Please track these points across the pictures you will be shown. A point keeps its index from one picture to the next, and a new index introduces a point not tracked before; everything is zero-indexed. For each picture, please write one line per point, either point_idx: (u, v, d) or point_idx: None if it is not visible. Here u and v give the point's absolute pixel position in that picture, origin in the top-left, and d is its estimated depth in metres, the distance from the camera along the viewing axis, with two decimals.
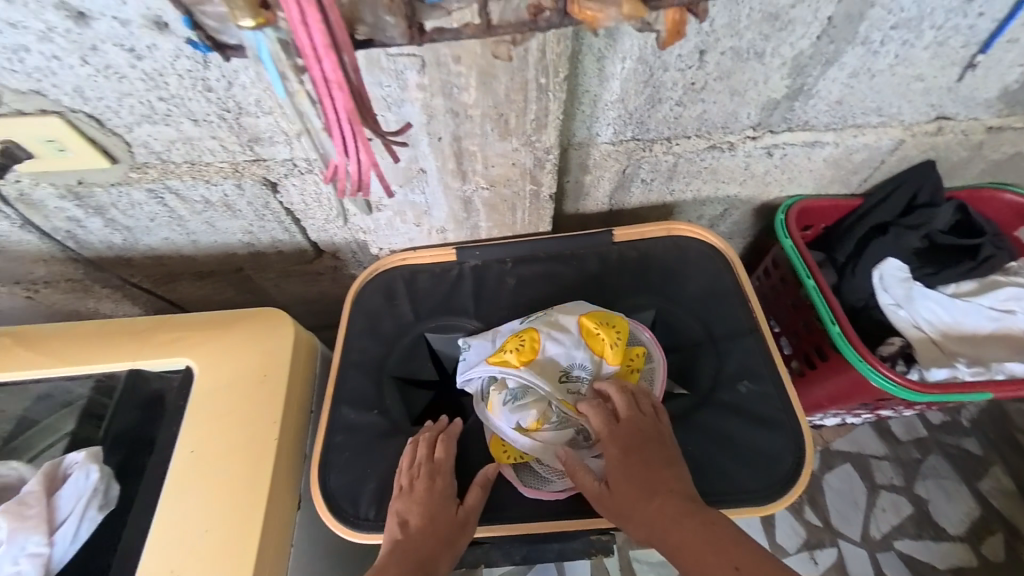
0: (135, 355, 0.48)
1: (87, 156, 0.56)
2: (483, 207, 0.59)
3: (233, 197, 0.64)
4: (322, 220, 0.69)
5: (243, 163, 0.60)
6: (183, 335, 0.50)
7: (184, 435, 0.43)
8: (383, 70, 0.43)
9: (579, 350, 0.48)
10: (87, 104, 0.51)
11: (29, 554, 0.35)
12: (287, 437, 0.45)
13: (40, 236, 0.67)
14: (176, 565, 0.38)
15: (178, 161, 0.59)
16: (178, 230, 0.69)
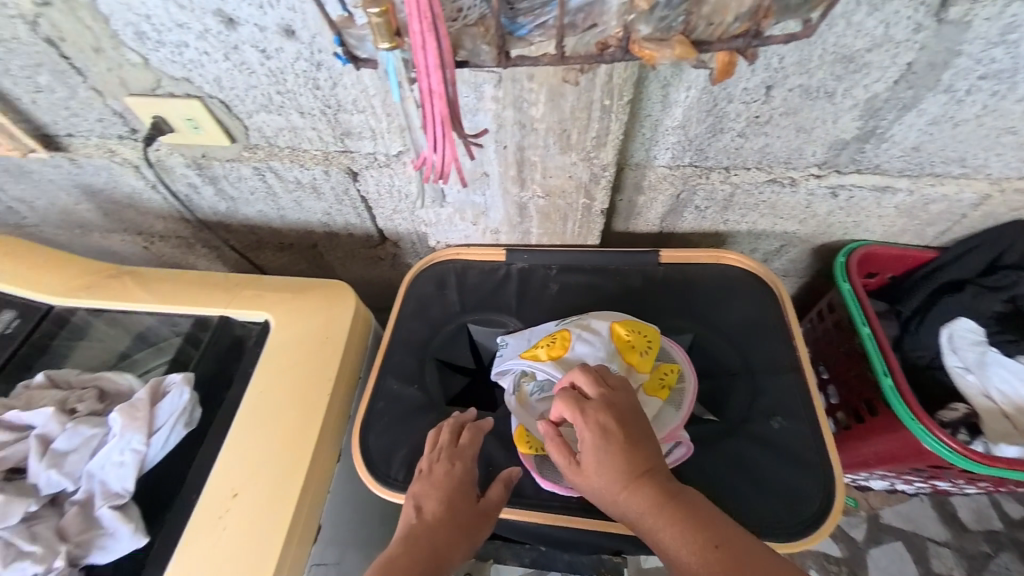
0: (227, 304, 0.57)
1: (212, 134, 0.66)
2: (537, 214, 0.63)
3: (321, 182, 0.72)
4: (391, 210, 0.76)
5: (333, 153, 0.68)
6: (266, 294, 0.58)
7: (257, 377, 0.50)
8: (465, 82, 0.49)
9: (608, 354, 0.48)
10: (222, 92, 0.61)
11: (133, 448, 0.41)
12: (339, 393, 0.51)
13: (165, 197, 0.80)
14: (236, 485, 0.43)
15: (282, 146, 0.68)
16: (271, 204, 0.79)
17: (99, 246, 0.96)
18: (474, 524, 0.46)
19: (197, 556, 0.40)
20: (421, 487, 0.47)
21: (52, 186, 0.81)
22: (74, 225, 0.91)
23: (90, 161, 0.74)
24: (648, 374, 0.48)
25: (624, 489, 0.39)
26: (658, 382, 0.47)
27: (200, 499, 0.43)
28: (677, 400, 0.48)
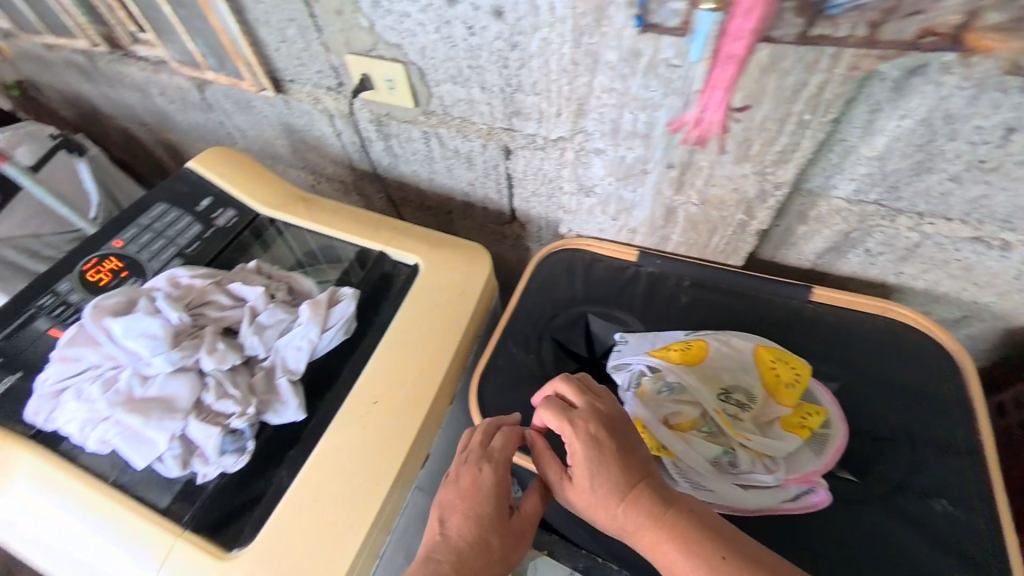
0: (387, 242, 0.65)
1: (403, 96, 0.75)
2: (684, 221, 0.62)
3: (476, 154, 0.78)
4: (530, 192, 0.80)
5: (496, 129, 0.73)
6: (419, 241, 0.65)
7: (405, 309, 0.58)
8: (658, 76, 0.49)
9: (750, 373, 0.47)
10: (421, 60, 0.69)
11: (312, 337, 0.49)
12: (464, 342, 0.56)
13: (344, 144, 0.93)
14: (375, 394, 0.49)
15: (453, 116, 0.75)
16: (426, 167, 0.88)
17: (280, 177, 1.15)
18: (517, 534, 0.45)
19: (338, 443, 0.46)
20: (450, 492, 0.45)
21: (264, 120, 0.99)
22: (268, 156, 1.10)
23: (300, 105, 0.89)
24: (792, 404, 0.46)
25: (624, 500, 0.41)
26: (802, 417, 0.45)
27: (347, 396, 0.49)
28: (820, 445, 0.45)
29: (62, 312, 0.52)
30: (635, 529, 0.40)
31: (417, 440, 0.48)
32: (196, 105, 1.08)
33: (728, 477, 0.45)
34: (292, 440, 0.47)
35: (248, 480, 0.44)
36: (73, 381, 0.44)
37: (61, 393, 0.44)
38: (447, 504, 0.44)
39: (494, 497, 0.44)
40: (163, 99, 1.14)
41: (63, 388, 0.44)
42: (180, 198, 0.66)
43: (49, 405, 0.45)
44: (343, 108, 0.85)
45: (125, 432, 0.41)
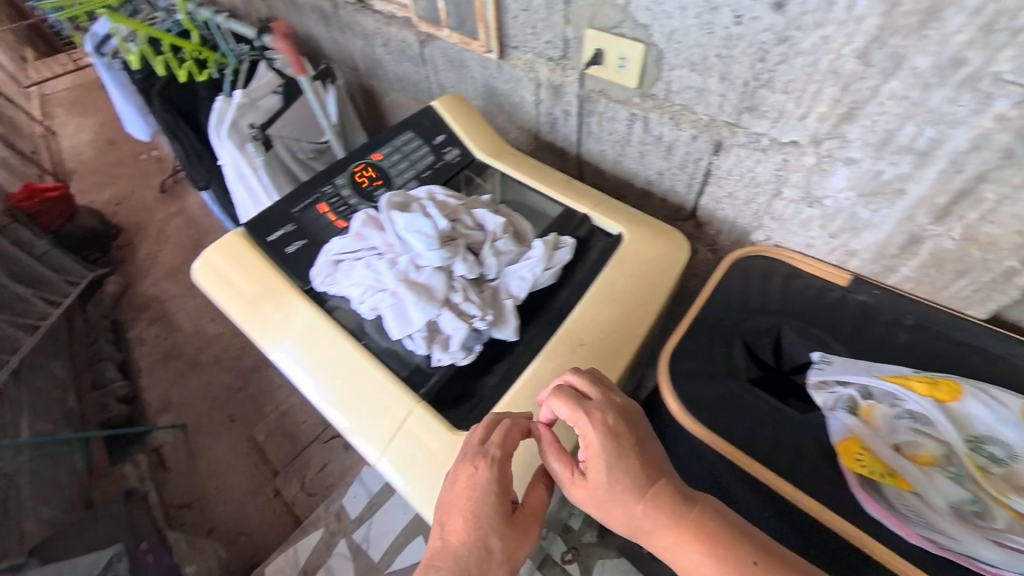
0: (593, 208, 0.68)
1: (630, 76, 0.76)
2: (927, 254, 0.60)
3: (681, 144, 0.78)
4: (726, 193, 0.78)
5: (717, 122, 0.72)
6: (625, 214, 0.67)
7: (608, 270, 0.60)
8: (976, 90, 0.48)
9: (1013, 428, 0.46)
10: (666, 44, 0.70)
11: (537, 272, 0.55)
12: (656, 317, 0.58)
13: (539, 113, 0.98)
14: (583, 338, 0.54)
15: (672, 103, 0.75)
16: (617, 148, 0.89)
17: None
18: (521, 537, 0.44)
19: (548, 370, 0.51)
20: (449, 491, 0.44)
21: (471, 80, 1.08)
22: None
23: (513, 71, 0.96)
24: None
25: (641, 496, 0.42)
26: None
27: (555, 333, 0.54)
28: None
29: (341, 205, 0.64)
30: (653, 525, 0.42)
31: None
32: (412, 57, 1.22)
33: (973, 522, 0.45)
34: (501, 356, 0.54)
35: (468, 382, 0.52)
36: (357, 254, 0.55)
37: (347, 262, 0.55)
38: (445, 506, 0.43)
39: (492, 500, 0.43)
40: (383, 49, 1.30)
41: (348, 257, 0.55)
42: (421, 130, 0.75)
43: (328, 270, 0.57)
44: (555, 79, 0.90)
45: (393, 305, 0.50)
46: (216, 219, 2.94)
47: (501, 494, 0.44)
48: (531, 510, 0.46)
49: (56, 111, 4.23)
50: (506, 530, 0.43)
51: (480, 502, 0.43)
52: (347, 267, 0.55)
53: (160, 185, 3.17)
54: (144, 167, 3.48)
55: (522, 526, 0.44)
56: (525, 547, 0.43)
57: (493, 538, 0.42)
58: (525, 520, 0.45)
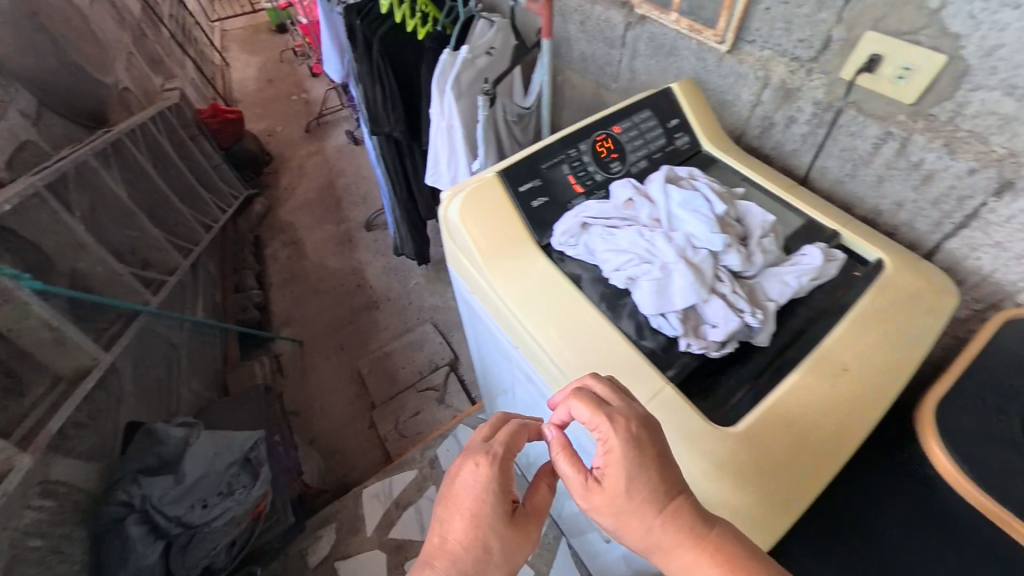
0: (846, 227, 0.62)
1: (912, 90, 0.68)
2: None
3: (946, 175, 0.69)
4: (992, 240, 0.68)
5: (1016, 158, 0.62)
6: (884, 242, 0.60)
7: (871, 295, 0.54)
8: None
9: None
10: (981, 59, 0.61)
11: (803, 278, 0.51)
12: (917, 376, 0.51)
13: (752, 116, 0.91)
14: (847, 362, 0.49)
15: (956, 128, 0.66)
16: (845, 168, 0.81)
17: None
18: (519, 534, 0.57)
19: (807, 386, 0.47)
20: (457, 490, 0.58)
21: (675, 71, 1.04)
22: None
23: (738, 66, 0.89)
24: None
25: (655, 513, 0.41)
26: None
27: (814, 349, 0.50)
28: None
29: (581, 172, 0.65)
30: (662, 545, 0.41)
31: (868, 426, 0.47)
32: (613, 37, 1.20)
33: None
34: (745, 360, 0.51)
35: (708, 378, 0.50)
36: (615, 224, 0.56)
37: (603, 229, 0.56)
38: (450, 509, 0.57)
39: (493, 501, 0.56)
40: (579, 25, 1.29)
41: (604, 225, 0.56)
42: (659, 110, 0.73)
43: (574, 231, 0.58)
44: (791, 82, 0.82)
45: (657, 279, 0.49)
46: (348, 164, 3.21)
47: (498, 499, 0.57)
48: (532, 511, 0.59)
49: (233, 46, 4.84)
50: (501, 527, 0.56)
51: (481, 502, 0.56)
52: (602, 234, 0.56)
53: (307, 125, 3.52)
54: (295, 106, 3.88)
55: (522, 527, 0.57)
56: (522, 542, 0.55)
57: (488, 534, 0.55)
58: (522, 520, 0.58)
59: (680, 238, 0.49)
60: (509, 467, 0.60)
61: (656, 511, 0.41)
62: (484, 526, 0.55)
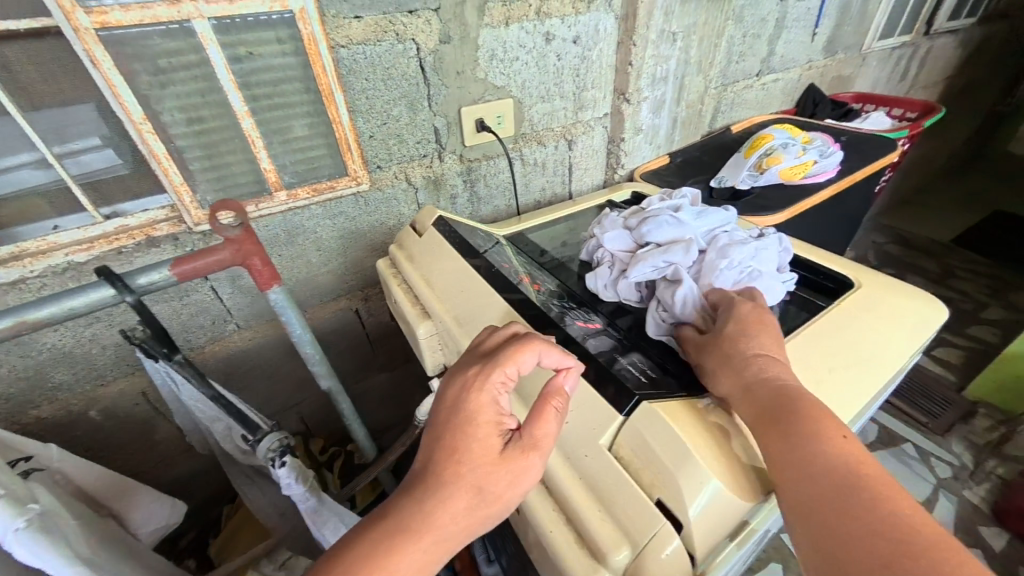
0: (586, 203, 1.13)
1: (476, 141, 1.08)
2: (614, 153, 1.33)
3: (500, 171, 1.16)
4: (533, 182, 1.25)
5: (514, 146, 1.15)
6: (608, 196, 1.16)
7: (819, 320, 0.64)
8: (586, 102, 1.20)
9: (768, 144, 1.21)
10: (472, 111, 1.02)
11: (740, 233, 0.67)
12: (850, 292, 0.69)
13: (386, 231, 1.06)
14: (857, 335, 0.62)
15: (478, 157, 1.11)
16: (467, 189, 1.14)
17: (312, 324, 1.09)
18: (510, 471, 0.44)
19: (862, 353, 0.60)
20: (440, 408, 0.48)
21: (304, 253, 0.98)
22: (307, 292, 1.04)
23: (383, 192, 1.00)
24: (759, 143, 1.23)
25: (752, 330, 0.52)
26: (757, 140, 1.23)
27: (840, 336, 0.62)
28: (807, 154, 1.18)
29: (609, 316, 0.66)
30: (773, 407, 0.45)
31: (909, 342, 0.63)
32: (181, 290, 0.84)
33: (791, 156, 1.17)
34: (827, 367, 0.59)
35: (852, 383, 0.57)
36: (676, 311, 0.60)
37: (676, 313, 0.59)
38: (432, 429, 0.47)
39: (493, 430, 0.46)
40: (84, 318, 0.79)
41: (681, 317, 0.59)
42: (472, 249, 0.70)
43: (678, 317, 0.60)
44: (434, 171, 1.06)
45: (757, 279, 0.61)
46: None
47: (486, 433, 0.45)
48: (532, 440, 0.46)
49: None
50: (486, 456, 0.44)
51: (470, 432, 0.45)
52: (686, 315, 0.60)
53: None
54: None
55: (517, 461, 0.45)
56: (508, 485, 0.44)
57: (474, 473, 0.44)
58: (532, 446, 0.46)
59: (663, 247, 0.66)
60: (514, 375, 0.49)
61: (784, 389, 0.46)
62: (472, 465, 0.44)
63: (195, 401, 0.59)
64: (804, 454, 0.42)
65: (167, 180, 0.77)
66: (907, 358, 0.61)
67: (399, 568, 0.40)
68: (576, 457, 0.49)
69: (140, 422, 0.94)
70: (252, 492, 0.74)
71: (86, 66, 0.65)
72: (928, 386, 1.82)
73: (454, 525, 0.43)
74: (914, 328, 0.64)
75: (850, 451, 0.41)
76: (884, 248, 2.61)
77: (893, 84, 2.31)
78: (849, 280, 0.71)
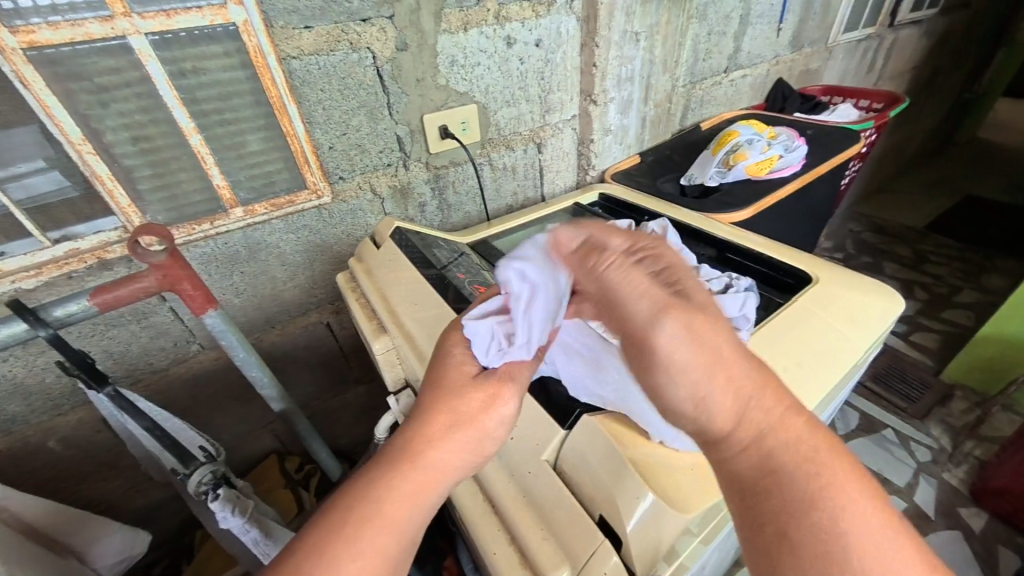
0: (554, 206, 1.12)
1: (442, 148, 1.07)
2: (585, 155, 1.33)
3: (468, 177, 1.15)
4: (503, 187, 1.24)
5: (481, 152, 1.14)
6: (578, 198, 1.15)
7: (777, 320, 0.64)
8: (553, 105, 1.20)
9: (735, 140, 1.21)
10: (434, 119, 1.02)
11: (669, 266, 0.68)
12: (807, 288, 0.69)
13: (354, 243, 1.05)
14: (812, 333, 0.62)
15: (445, 164, 1.10)
16: (435, 197, 1.13)
17: (281, 341, 1.08)
18: (487, 401, 0.49)
19: (819, 350, 0.60)
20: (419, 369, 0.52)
21: (267, 268, 0.96)
22: (273, 308, 1.03)
23: (347, 203, 0.99)
24: (726, 139, 1.24)
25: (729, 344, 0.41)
26: (723, 136, 1.24)
27: (797, 335, 0.62)
28: (774, 148, 1.19)
29: None
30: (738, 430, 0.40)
31: (866, 335, 0.63)
32: (138, 313, 0.82)
33: (757, 151, 1.17)
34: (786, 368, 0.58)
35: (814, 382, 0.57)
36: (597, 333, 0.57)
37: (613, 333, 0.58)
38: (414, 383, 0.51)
39: (469, 370, 0.50)
40: (34, 347, 0.76)
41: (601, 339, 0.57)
42: (423, 263, 0.72)
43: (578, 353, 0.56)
44: (399, 180, 1.04)
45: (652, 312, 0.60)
46: None
47: (464, 372, 0.50)
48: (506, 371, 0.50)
49: None
50: (465, 389, 0.49)
51: (449, 375, 0.50)
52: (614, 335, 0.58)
53: None
54: None
55: (493, 389, 0.50)
56: (487, 413, 0.49)
57: (451, 406, 0.48)
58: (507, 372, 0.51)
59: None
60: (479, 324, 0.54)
61: (769, 409, 0.39)
62: (452, 401, 0.48)
63: (125, 428, 0.62)
64: (803, 511, 0.35)
65: (114, 202, 0.77)
66: (860, 353, 0.61)
67: (395, 511, 0.42)
68: (520, 475, 0.51)
69: (101, 450, 0.91)
70: (208, 518, 0.74)
71: (19, 90, 0.65)
72: (906, 371, 1.85)
73: (442, 463, 0.46)
74: (866, 323, 0.64)
75: (828, 471, 0.36)
76: (860, 236, 2.65)
77: (859, 76, 2.36)
78: (809, 276, 0.72)
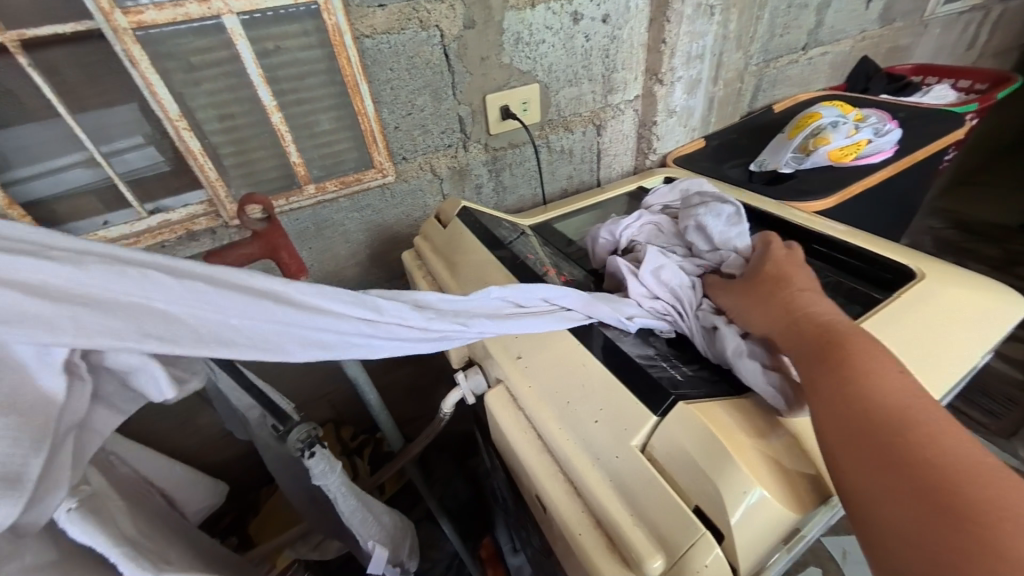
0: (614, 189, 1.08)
1: (501, 129, 1.06)
2: (645, 137, 1.27)
3: (525, 159, 1.14)
4: (559, 170, 1.21)
5: (538, 133, 1.12)
6: (639, 182, 1.10)
7: (879, 315, 0.59)
8: (616, 84, 1.15)
9: (816, 122, 1.11)
10: (498, 98, 1.00)
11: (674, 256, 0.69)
12: (910, 284, 0.63)
13: (412, 222, 1.06)
14: (920, 332, 0.57)
15: (503, 145, 1.09)
16: (492, 178, 1.12)
17: None
18: None
19: (926, 351, 0.56)
20: None
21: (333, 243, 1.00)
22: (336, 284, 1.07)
23: (408, 183, 1.00)
24: (806, 122, 1.14)
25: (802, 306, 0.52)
26: (801, 118, 1.15)
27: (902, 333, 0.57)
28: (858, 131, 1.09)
29: None
30: (812, 370, 0.46)
31: (977, 340, 0.58)
32: None
33: (840, 135, 1.08)
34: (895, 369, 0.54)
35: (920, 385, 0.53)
36: None
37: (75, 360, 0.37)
38: None
39: None
40: None
41: None
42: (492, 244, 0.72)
43: None
44: (459, 161, 1.04)
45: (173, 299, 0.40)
46: None
47: None
48: None
49: None
50: None
51: None
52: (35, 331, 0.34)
53: None
54: None
55: None
56: None
57: None
58: None
59: (315, 323, 0.46)
60: None
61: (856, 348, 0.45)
62: None
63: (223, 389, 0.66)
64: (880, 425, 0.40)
65: (203, 175, 0.81)
66: (970, 361, 0.56)
67: None
68: (607, 460, 0.51)
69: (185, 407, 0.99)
70: (288, 479, 0.78)
71: (127, 68, 0.70)
72: (989, 384, 1.68)
73: None
74: (980, 328, 0.58)
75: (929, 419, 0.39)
76: (942, 233, 2.40)
77: (957, 53, 2.10)
78: (910, 270, 0.65)
